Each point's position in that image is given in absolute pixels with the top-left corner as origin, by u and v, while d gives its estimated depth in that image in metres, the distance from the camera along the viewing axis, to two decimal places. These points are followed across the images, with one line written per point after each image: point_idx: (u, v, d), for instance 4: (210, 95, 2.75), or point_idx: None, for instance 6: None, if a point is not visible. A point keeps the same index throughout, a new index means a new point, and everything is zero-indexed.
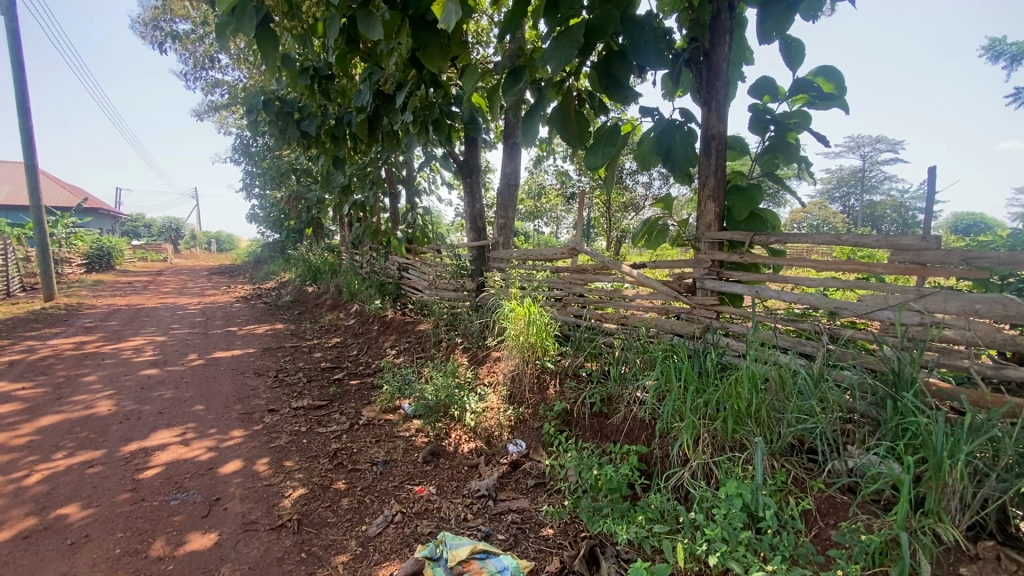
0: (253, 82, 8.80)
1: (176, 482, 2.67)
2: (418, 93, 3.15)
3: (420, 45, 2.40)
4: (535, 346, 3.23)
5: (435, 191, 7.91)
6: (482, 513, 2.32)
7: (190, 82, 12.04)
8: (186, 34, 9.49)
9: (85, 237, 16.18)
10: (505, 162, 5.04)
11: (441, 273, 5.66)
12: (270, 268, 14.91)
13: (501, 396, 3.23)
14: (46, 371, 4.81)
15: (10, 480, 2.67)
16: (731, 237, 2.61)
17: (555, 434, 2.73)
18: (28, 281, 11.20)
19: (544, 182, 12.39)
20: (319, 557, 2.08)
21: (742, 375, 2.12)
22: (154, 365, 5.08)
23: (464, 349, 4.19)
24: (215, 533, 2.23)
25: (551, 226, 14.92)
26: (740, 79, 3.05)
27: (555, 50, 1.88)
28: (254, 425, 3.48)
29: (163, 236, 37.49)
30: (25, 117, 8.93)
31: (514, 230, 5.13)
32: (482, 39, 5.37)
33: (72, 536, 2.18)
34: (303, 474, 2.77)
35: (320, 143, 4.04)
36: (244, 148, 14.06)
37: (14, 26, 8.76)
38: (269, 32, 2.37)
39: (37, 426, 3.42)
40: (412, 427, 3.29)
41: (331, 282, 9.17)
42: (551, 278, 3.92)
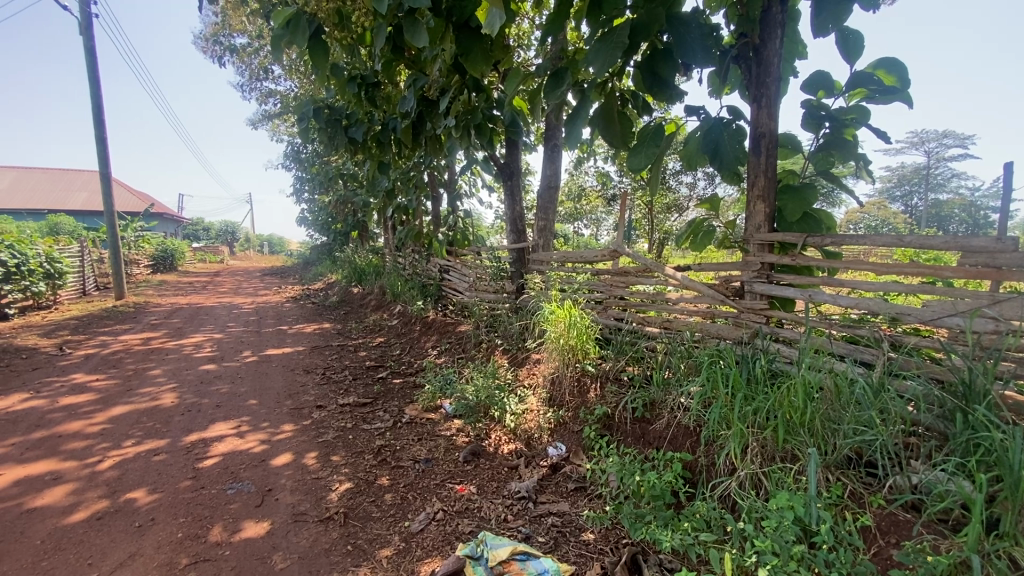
0: (304, 90, 9.20)
1: (232, 472, 2.80)
2: (461, 98, 3.20)
3: (463, 51, 2.43)
4: (576, 349, 3.22)
5: (476, 194, 8.01)
6: (522, 514, 2.33)
7: (247, 92, 12.75)
8: (243, 48, 10.05)
9: (151, 240, 17.35)
10: (546, 165, 5.01)
11: (481, 275, 5.72)
12: (319, 269, 15.50)
13: (540, 398, 3.23)
14: (116, 364, 5.18)
15: (85, 464, 2.88)
16: (782, 237, 2.50)
17: (595, 438, 2.70)
18: (101, 280, 12.12)
19: (584, 184, 12.29)
20: (364, 549, 2.14)
21: (794, 383, 2.03)
22: (212, 361, 5.37)
23: (504, 350, 4.22)
24: (267, 522, 2.33)
25: (591, 229, 15.01)
26: (792, 74, 2.92)
27: (598, 53, 1.87)
28: (304, 420, 3.62)
29: (220, 238, 39.62)
30: (100, 128, 9.69)
31: (554, 232, 5.08)
32: (524, 42, 5.41)
33: (140, 519, 2.33)
34: (349, 469, 2.85)
35: (366, 148, 4.17)
36: (295, 154, 14.69)
37: (90, 44, 9.50)
38: (320, 42, 2.48)
39: (109, 415, 3.68)
40: (453, 427, 3.32)
41: (376, 283, 9.44)
42: (592, 280, 3.87)
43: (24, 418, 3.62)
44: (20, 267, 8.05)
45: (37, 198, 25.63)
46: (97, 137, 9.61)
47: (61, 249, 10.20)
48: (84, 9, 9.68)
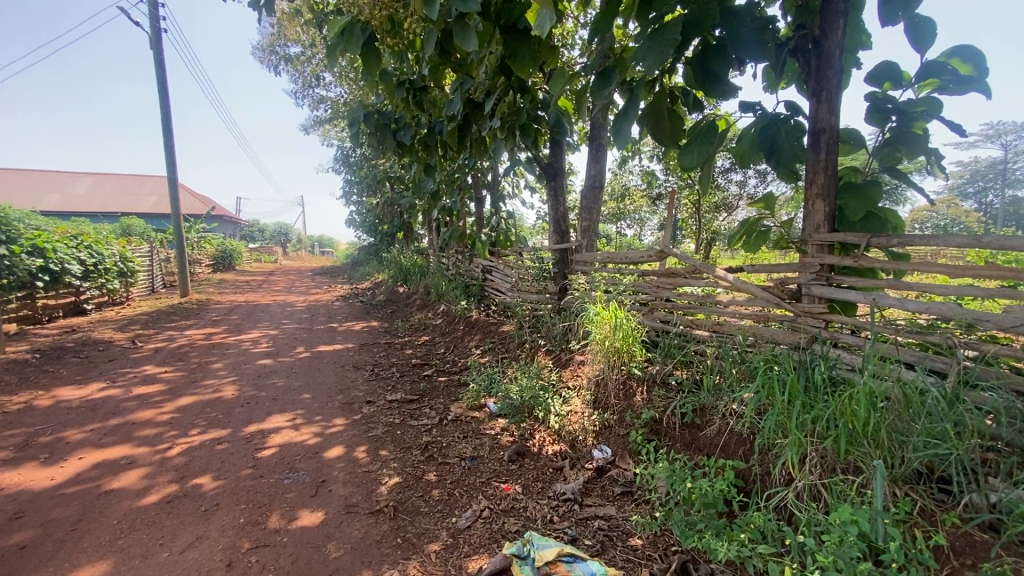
0: (353, 96, 9.52)
1: (288, 462, 2.94)
2: (506, 99, 3.20)
3: (511, 53, 2.43)
4: (621, 351, 3.17)
5: (519, 195, 8.03)
6: (568, 516, 2.32)
7: (301, 99, 13.33)
8: (297, 56, 10.52)
9: (212, 241, 18.43)
10: (590, 165, 4.94)
11: (524, 276, 5.73)
12: (366, 269, 15.98)
13: (585, 400, 3.20)
14: (182, 357, 5.53)
15: (156, 451, 3.09)
16: (844, 238, 2.38)
17: (642, 443, 2.66)
18: (168, 279, 12.98)
19: (628, 183, 12.08)
20: (413, 543, 2.19)
21: (856, 391, 1.92)
22: (268, 356, 5.64)
23: (547, 351, 4.21)
24: (322, 511, 2.42)
25: (635, 229, 14.83)
26: (855, 65, 2.77)
27: (648, 50, 1.82)
28: (354, 414, 3.74)
29: (274, 239, 41.55)
30: (168, 137, 10.37)
31: (598, 232, 5.02)
32: (568, 41, 5.38)
33: (206, 503, 2.48)
34: (398, 463, 2.93)
35: (413, 151, 4.26)
36: (345, 158, 15.21)
37: (160, 59, 10.19)
38: (373, 49, 2.55)
39: (176, 405, 3.94)
40: (497, 426, 3.34)
41: (420, 283, 9.64)
42: (638, 282, 3.80)
43: (103, 406, 3.92)
44: (98, 266, 8.70)
45: (112, 202, 27.66)
46: (165, 145, 10.30)
47: (133, 249, 10.97)
48: (155, 26, 10.38)
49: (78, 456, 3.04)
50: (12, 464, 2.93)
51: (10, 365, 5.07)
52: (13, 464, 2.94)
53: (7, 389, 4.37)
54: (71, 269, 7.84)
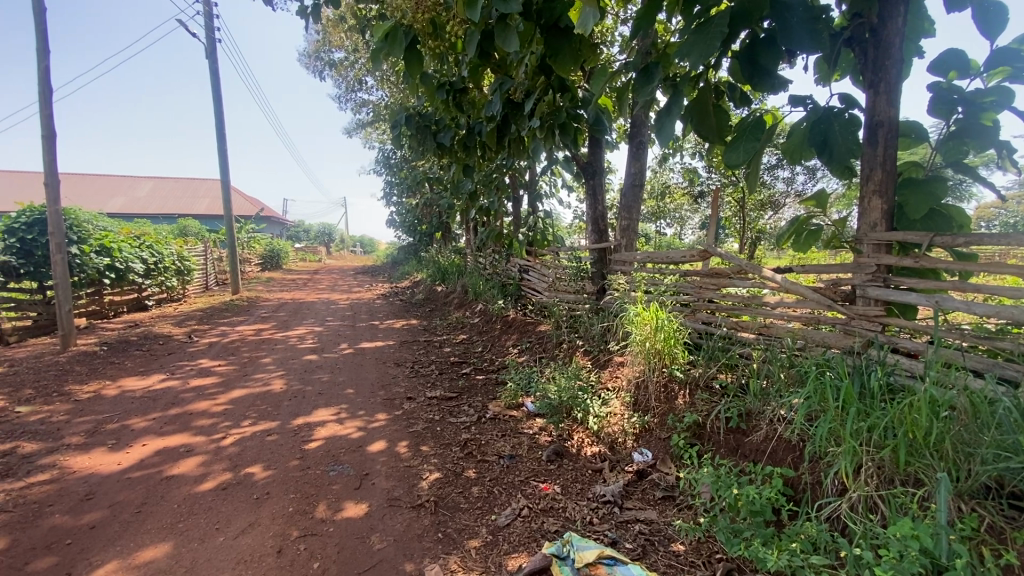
0: (394, 98, 9.73)
1: (333, 455, 3.04)
2: (546, 99, 3.19)
3: (552, 52, 2.42)
4: (663, 353, 3.11)
5: (556, 194, 8.00)
6: (608, 518, 2.30)
7: (344, 102, 13.73)
8: (340, 62, 10.84)
9: (261, 241, 19.27)
10: (630, 163, 4.85)
11: (561, 275, 5.71)
12: (406, 268, 16.31)
13: (624, 402, 3.15)
14: (234, 352, 5.81)
15: (212, 440, 3.26)
16: (903, 237, 2.25)
17: (684, 447, 2.60)
18: (221, 277, 13.65)
19: (669, 181, 11.84)
20: (454, 538, 2.22)
21: (917, 399, 1.82)
22: (314, 352, 5.85)
23: (586, 351, 4.18)
24: (365, 504, 2.49)
25: (676, 228, 14.53)
26: (917, 54, 2.61)
27: (693, 46, 1.77)
28: (395, 410, 3.83)
29: (318, 239, 42.99)
30: (222, 142, 10.90)
31: (637, 232, 4.93)
32: (607, 38, 5.32)
33: (257, 491, 2.60)
34: (438, 459, 2.98)
35: (452, 152, 4.31)
36: (386, 160, 15.57)
37: (214, 68, 10.72)
38: (415, 52, 2.60)
39: (229, 397, 4.14)
40: (536, 426, 3.34)
41: (458, 282, 9.76)
42: (680, 282, 3.71)
43: (163, 396, 4.17)
44: (158, 264, 9.25)
45: (171, 205, 29.29)
46: (219, 150, 10.83)
47: (189, 249, 11.59)
48: (210, 36, 10.94)
49: (142, 443, 3.24)
50: (84, 448, 3.16)
51: (81, 357, 5.46)
52: (85, 448, 3.16)
53: (79, 379, 4.70)
54: (135, 268, 8.36)
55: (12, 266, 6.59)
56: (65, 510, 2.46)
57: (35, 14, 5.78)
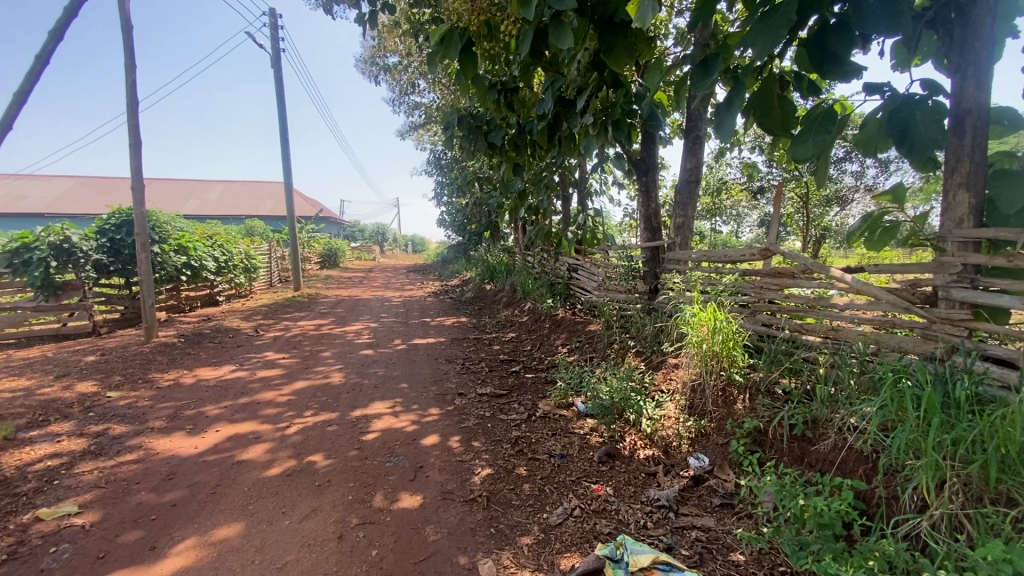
0: (445, 100, 9.90)
1: (389, 447, 3.14)
2: (599, 95, 3.13)
3: (606, 48, 2.38)
4: (720, 356, 2.99)
5: (607, 192, 7.89)
6: (662, 524, 2.25)
7: (398, 106, 14.14)
8: (394, 66, 11.15)
9: (320, 240, 20.20)
10: (686, 159, 4.70)
11: (612, 274, 5.62)
12: (456, 267, 16.60)
13: (679, 405, 3.07)
14: (297, 346, 6.12)
15: (278, 428, 3.45)
16: (995, 234, 2.05)
17: (744, 454, 2.50)
18: (283, 275, 14.41)
19: (726, 177, 11.40)
20: (506, 534, 2.24)
21: (1012, 411, 1.67)
22: (369, 347, 6.06)
23: (638, 352, 4.09)
24: (420, 495, 2.56)
25: (733, 225, 14.02)
26: (1013, 33, 2.36)
27: (759, 34, 1.66)
28: (447, 405, 3.91)
29: (372, 238, 44.51)
30: (285, 146, 11.50)
31: (693, 229, 4.77)
32: (662, 31, 5.19)
33: (319, 479, 2.73)
34: (489, 456, 3.01)
35: (503, 152, 4.33)
36: (437, 161, 15.90)
37: (278, 77, 11.32)
38: (470, 54, 2.63)
39: (293, 388, 4.37)
40: (586, 426, 3.31)
41: (507, 281, 9.83)
42: (739, 282, 3.55)
43: (233, 386, 4.45)
44: (228, 262, 9.89)
45: (239, 206, 31.21)
46: (283, 154, 11.43)
47: (256, 248, 12.32)
48: (274, 46, 11.56)
49: (216, 429, 3.47)
50: (166, 432, 3.43)
51: (162, 347, 5.91)
52: (167, 432, 3.43)
53: (161, 368, 5.10)
54: (208, 265, 8.97)
55: (103, 264, 7.23)
56: (151, 487, 2.68)
57: (122, 33, 6.31)
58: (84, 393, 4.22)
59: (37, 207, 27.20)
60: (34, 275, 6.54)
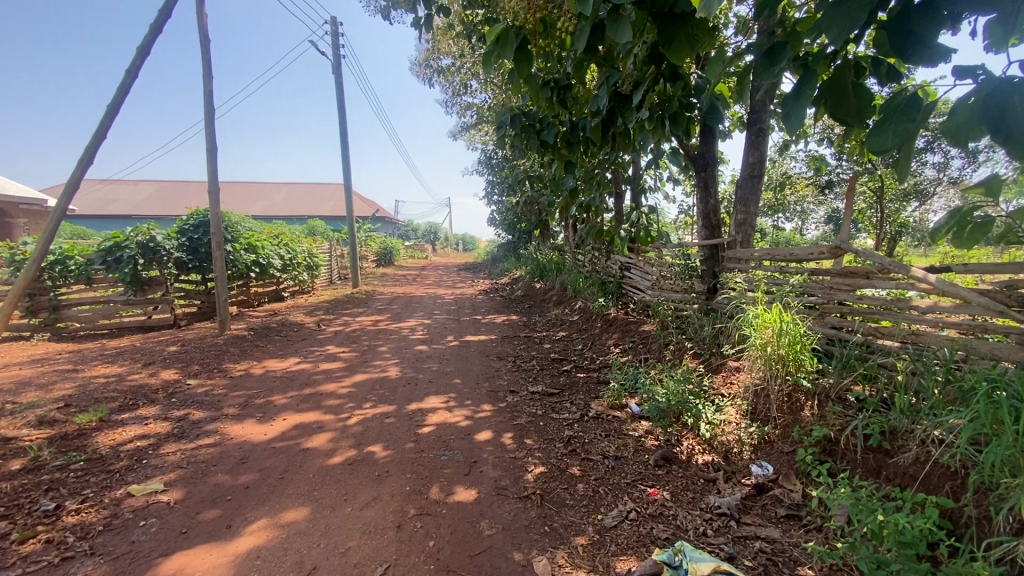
0: (496, 99, 9.97)
1: (444, 441, 3.21)
2: (656, 88, 3.04)
3: (666, 40, 2.30)
4: (786, 360, 2.85)
5: (662, 188, 7.67)
6: (723, 532, 2.17)
7: (451, 107, 14.39)
8: (448, 67, 11.36)
9: (376, 239, 20.94)
10: (748, 153, 4.48)
11: (667, 273, 5.47)
12: (506, 265, 16.72)
13: (741, 410, 2.94)
14: (355, 340, 6.38)
15: (340, 419, 3.61)
16: None
17: (812, 464, 2.37)
18: (342, 272, 15.04)
19: (790, 171, 10.82)
20: (560, 533, 2.24)
21: None
22: (424, 343, 6.22)
23: (695, 354, 3.96)
24: (475, 490, 2.60)
25: (796, 222, 13.30)
26: None
27: (832, 18, 1.52)
28: (500, 402, 3.95)
29: (425, 237, 45.63)
30: (345, 149, 11.99)
31: (755, 226, 4.55)
32: (722, 20, 4.98)
33: (378, 469, 2.83)
34: (542, 454, 3.01)
35: (556, 150, 4.30)
36: (488, 160, 16.06)
37: (339, 83, 11.81)
38: (525, 53, 2.63)
39: (352, 380, 4.56)
40: (641, 429, 3.24)
41: (558, 279, 9.79)
42: (806, 282, 3.35)
43: (298, 377, 4.70)
44: (293, 260, 10.44)
45: (302, 207, 32.85)
46: (343, 157, 11.92)
47: (317, 246, 12.93)
48: (335, 53, 12.07)
49: (283, 417, 3.68)
50: (239, 419, 3.67)
51: (234, 339, 6.33)
52: (239, 419, 3.67)
53: (233, 359, 5.47)
54: (274, 263, 9.50)
55: (184, 261, 7.83)
56: (226, 470, 2.88)
57: (201, 47, 6.78)
58: (167, 380, 4.59)
59: (126, 210, 29.80)
60: (125, 271, 7.15)
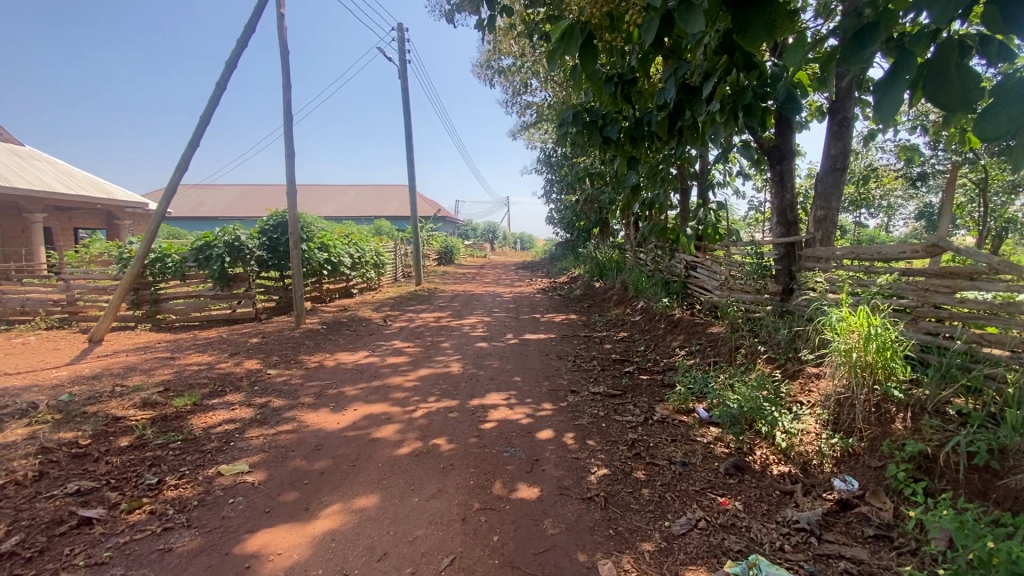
0: (557, 97, 9.93)
1: (506, 437, 3.24)
2: (729, 79, 2.89)
3: (741, 27, 2.13)
4: (874, 367, 2.64)
5: (731, 183, 7.32)
6: (803, 549, 2.04)
7: (511, 107, 14.50)
8: (509, 67, 11.43)
9: (437, 238, 21.53)
10: (829, 144, 4.18)
11: (737, 273, 5.22)
12: (564, 264, 16.63)
13: (821, 420, 2.75)
14: (419, 336, 6.58)
15: (406, 411, 3.75)
16: None
17: (905, 482, 2.18)
18: (405, 270, 15.59)
19: (875, 162, 9.99)
20: (626, 538, 2.19)
21: None
22: (484, 340, 6.31)
23: (768, 359, 3.75)
24: (538, 488, 2.61)
25: (881, 218, 12.28)
26: None
27: None
28: (560, 401, 3.94)
29: (484, 236, 46.32)
30: (410, 151, 12.39)
31: (837, 223, 4.24)
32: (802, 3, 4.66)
33: (443, 462, 2.91)
34: (605, 456, 2.97)
35: (619, 147, 4.19)
36: (548, 159, 16.03)
37: (405, 87, 12.22)
38: (591, 48, 2.54)
39: (417, 375, 4.71)
40: (710, 435, 3.11)
41: (618, 278, 9.62)
42: (898, 283, 3.08)
43: (367, 370, 4.92)
44: (361, 258, 10.93)
45: (369, 207, 34.35)
46: (408, 159, 12.34)
47: (383, 245, 13.46)
48: (402, 59, 12.50)
49: (354, 408, 3.87)
50: (314, 407, 3.90)
51: (308, 333, 6.72)
52: (314, 407, 3.90)
53: (308, 351, 5.82)
54: (344, 261, 10.00)
55: (264, 259, 8.41)
56: (304, 455, 3.07)
57: (281, 58, 7.25)
58: (250, 369, 4.96)
59: (214, 211, 32.43)
60: (214, 268, 7.78)
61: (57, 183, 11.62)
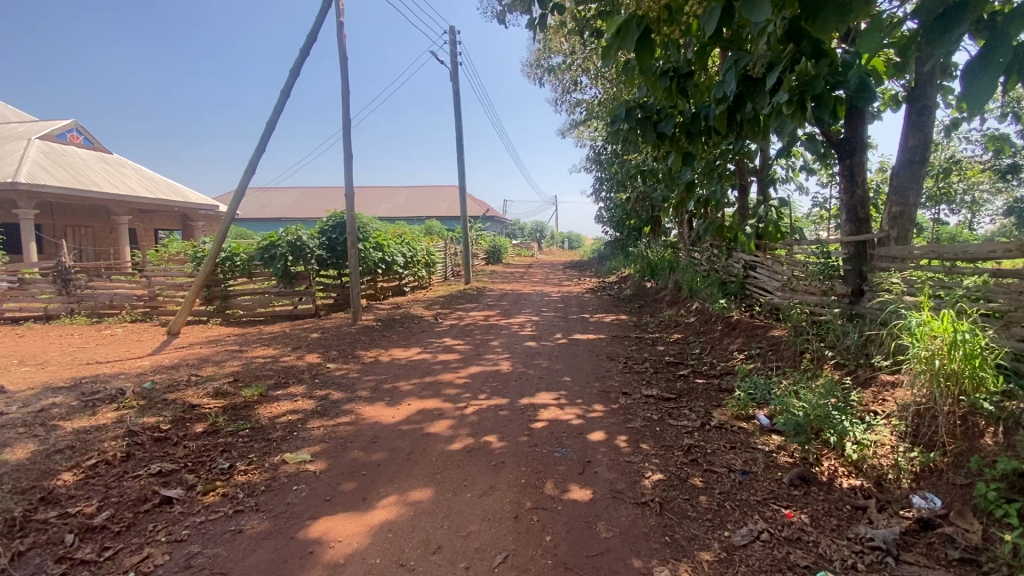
0: (608, 94, 9.77)
1: (557, 437, 3.23)
2: (795, 69, 2.75)
3: (811, 12, 2.00)
4: (961, 376, 2.43)
5: (794, 179, 6.96)
6: (878, 570, 1.91)
7: (561, 105, 14.39)
8: (559, 66, 11.33)
9: (486, 236, 21.72)
10: (907, 135, 3.89)
11: (801, 274, 4.96)
12: (614, 263, 16.37)
13: (898, 432, 2.56)
14: (469, 334, 6.67)
15: (458, 407, 3.81)
16: None
17: (998, 503, 1.99)
18: (455, 269, 15.85)
19: (958, 154, 9.19)
20: (683, 546, 2.13)
21: None
22: (533, 339, 6.31)
23: (836, 364, 3.54)
24: (590, 490, 2.58)
25: (965, 215, 11.29)
26: None
27: None
28: (612, 403, 3.88)
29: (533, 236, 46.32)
30: (460, 152, 12.56)
31: (915, 220, 3.94)
32: None
33: (494, 459, 2.93)
34: (659, 461, 2.90)
35: (673, 142, 4.07)
36: (598, 157, 15.81)
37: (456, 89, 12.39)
38: (647, 42, 2.48)
39: (468, 372, 4.78)
40: (773, 443, 2.96)
41: (670, 278, 9.37)
42: (988, 285, 2.82)
43: (419, 366, 5.04)
44: (413, 258, 11.20)
45: (420, 207, 35.17)
46: (458, 159, 12.52)
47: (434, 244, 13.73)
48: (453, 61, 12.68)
49: (407, 403, 3.97)
50: (370, 401, 4.04)
51: (364, 329, 6.96)
52: (370, 401, 4.04)
53: (364, 346, 6.03)
54: (397, 260, 10.28)
55: (323, 258, 8.78)
56: (361, 447, 3.18)
57: (340, 65, 7.56)
58: (311, 363, 5.20)
59: (276, 213, 34.20)
60: (278, 266, 8.21)
61: (139, 188, 12.62)
